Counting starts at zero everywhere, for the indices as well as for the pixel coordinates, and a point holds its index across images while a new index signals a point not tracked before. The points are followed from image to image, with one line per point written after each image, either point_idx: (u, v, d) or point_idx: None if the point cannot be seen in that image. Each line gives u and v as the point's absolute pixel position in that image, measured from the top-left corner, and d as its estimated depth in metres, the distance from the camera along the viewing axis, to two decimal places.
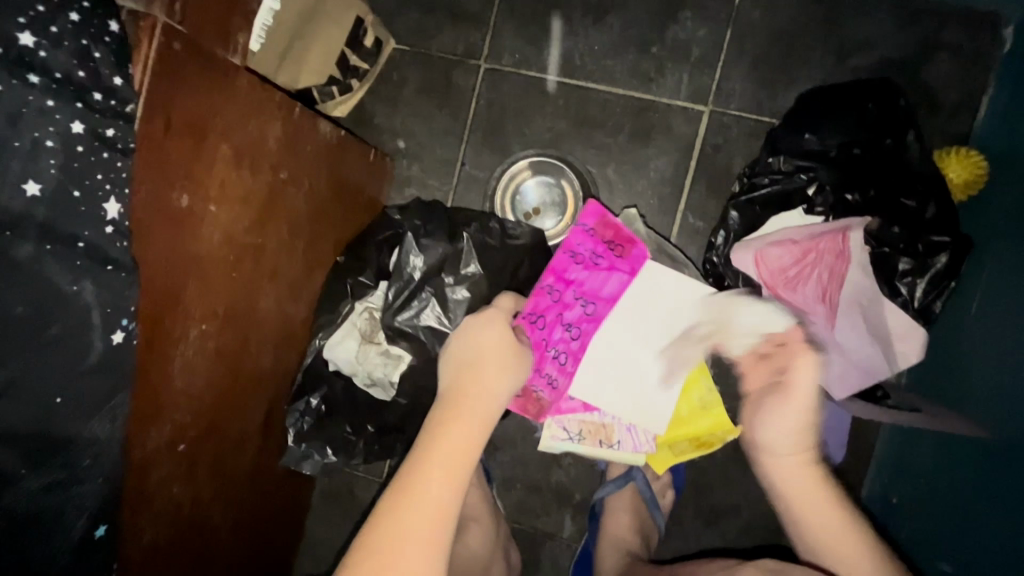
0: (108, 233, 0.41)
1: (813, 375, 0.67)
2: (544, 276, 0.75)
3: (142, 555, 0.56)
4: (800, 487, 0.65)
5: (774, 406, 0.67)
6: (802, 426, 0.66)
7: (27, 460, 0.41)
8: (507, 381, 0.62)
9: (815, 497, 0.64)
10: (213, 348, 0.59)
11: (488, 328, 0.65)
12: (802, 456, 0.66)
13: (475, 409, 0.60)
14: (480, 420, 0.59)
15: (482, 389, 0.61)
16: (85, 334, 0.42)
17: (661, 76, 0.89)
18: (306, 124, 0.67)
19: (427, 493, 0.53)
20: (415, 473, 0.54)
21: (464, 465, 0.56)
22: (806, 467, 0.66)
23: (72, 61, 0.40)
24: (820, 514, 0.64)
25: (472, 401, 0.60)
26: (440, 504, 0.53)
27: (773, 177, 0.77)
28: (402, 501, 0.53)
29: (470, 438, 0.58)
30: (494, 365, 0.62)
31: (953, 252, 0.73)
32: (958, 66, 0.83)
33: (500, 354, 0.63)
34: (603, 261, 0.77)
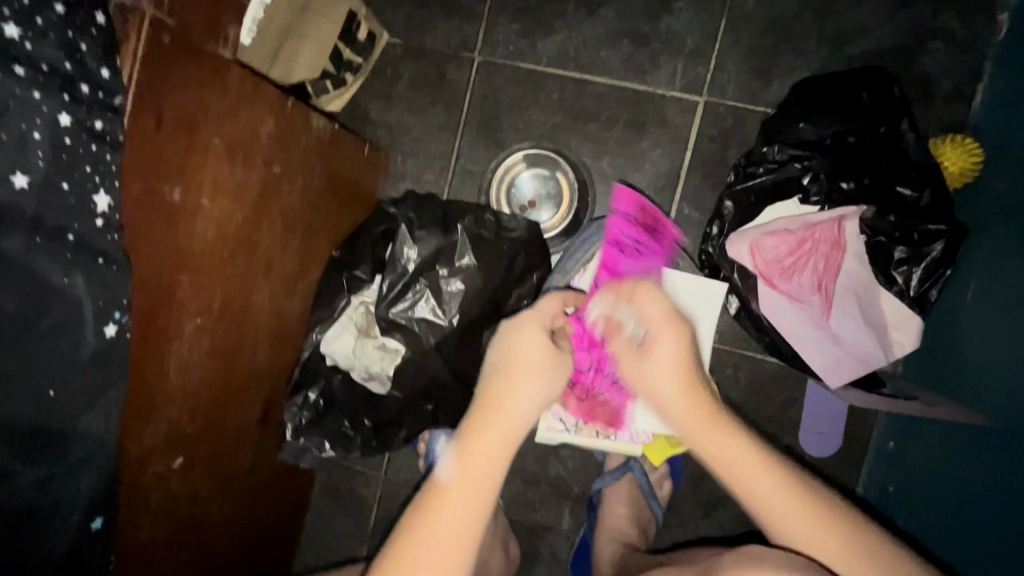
0: (98, 226, 0.42)
1: (655, 299, 0.64)
2: (595, 273, 0.78)
3: (140, 549, 0.57)
4: (701, 441, 0.61)
5: (634, 364, 0.63)
6: (672, 355, 0.62)
7: (19, 455, 0.41)
8: (540, 392, 0.58)
9: (724, 446, 0.60)
10: (209, 343, 0.59)
11: (520, 337, 0.60)
12: (688, 411, 0.62)
13: (507, 421, 0.57)
14: (510, 434, 0.57)
15: (514, 400, 0.57)
16: (78, 327, 0.42)
17: (655, 67, 0.89)
18: (299, 118, 0.67)
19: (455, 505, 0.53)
20: (444, 483, 0.54)
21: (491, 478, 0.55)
22: (703, 421, 0.61)
23: (58, 52, 0.40)
24: (735, 473, 0.59)
25: (504, 416, 0.57)
26: (462, 522, 0.53)
27: (767, 167, 0.77)
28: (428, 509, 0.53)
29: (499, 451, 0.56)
30: (524, 380, 0.58)
31: (948, 240, 0.73)
32: (953, 54, 0.83)
33: (536, 363, 0.58)
34: (647, 250, 0.82)
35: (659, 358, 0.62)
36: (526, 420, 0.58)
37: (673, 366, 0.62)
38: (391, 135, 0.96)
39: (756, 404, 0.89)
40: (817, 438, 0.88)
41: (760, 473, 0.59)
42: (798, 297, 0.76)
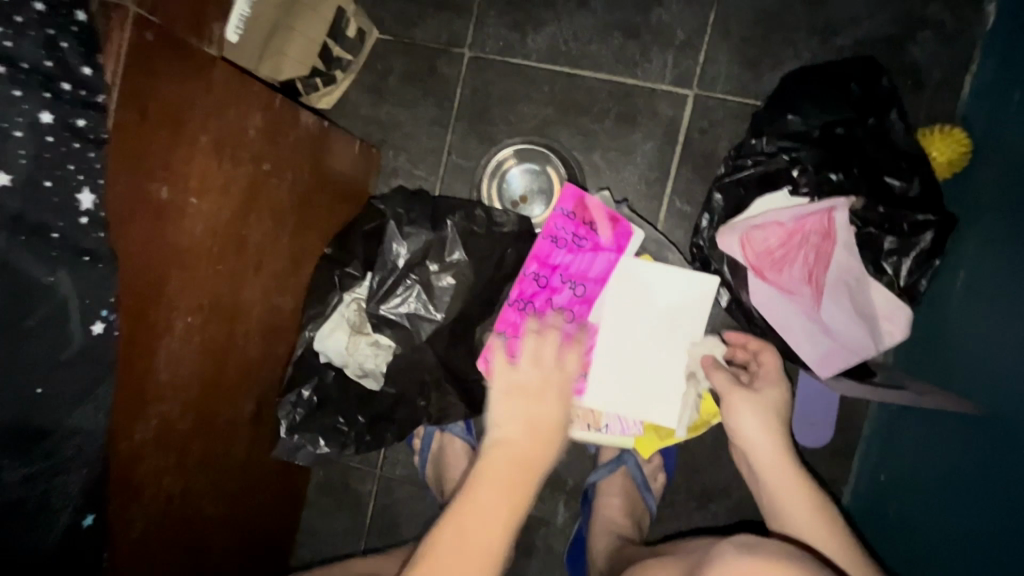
0: (83, 224, 0.42)
1: (774, 361, 0.77)
2: (526, 264, 0.78)
3: (134, 546, 0.57)
4: (778, 478, 0.69)
5: (741, 393, 0.74)
6: (773, 406, 0.74)
7: (6, 451, 0.41)
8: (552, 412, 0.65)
9: (795, 493, 0.68)
10: (199, 340, 0.59)
11: (545, 361, 0.70)
12: (775, 448, 0.71)
13: (525, 444, 0.62)
14: (527, 457, 0.61)
15: (529, 424, 0.63)
16: (63, 323, 0.42)
17: (646, 60, 0.89)
18: (287, 115, 0.67)
19: (478, 527, 0.54)
20: (465, 513, 0.55)
21: (513, 504, 0.57)
22: (781, 461, 0.71)
23: (39, 51, 0.40)
24: (800, 513, 0.67)
25: (518, 440, 0.62)
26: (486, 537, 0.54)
27: (756, 159, 0.77)
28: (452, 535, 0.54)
29: (519, 474, 0.59)
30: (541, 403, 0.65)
31: (937, 230, 0.74)
32: (942, 43, 0.83)
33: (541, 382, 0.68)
34: (587, 242, 0.79)
35: (769, 398, 0.74)
36: (544, 444, 0.63)
37: (777, 410, 0.74)
38: (383, 131, 0.96)
39: None
40: (809, 428, 0.88)
41: (812, 514, 0.66)
42: (789, 289, 0.76)
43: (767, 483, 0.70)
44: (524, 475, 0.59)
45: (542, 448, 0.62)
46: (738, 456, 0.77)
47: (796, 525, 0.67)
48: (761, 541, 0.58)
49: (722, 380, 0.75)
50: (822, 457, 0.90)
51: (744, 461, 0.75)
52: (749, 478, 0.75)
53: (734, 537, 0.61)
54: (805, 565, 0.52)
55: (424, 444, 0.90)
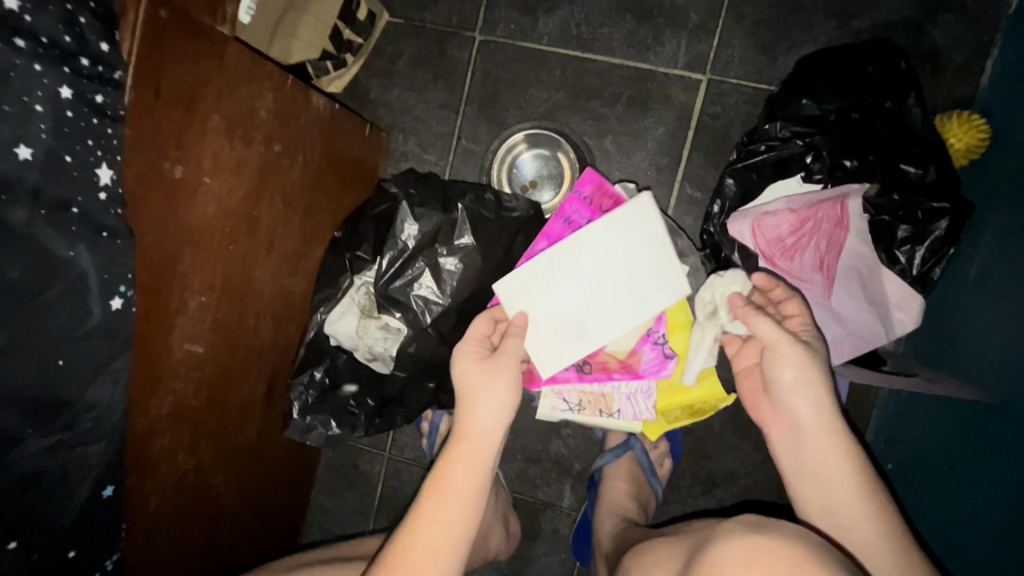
0: (102, 199, 0.43)
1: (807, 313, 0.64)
2: (535, 241, 0.76)
3: (150, 520, 0.59)
4: (822, 453, 0.60)
5: (790, 348, 0.59)
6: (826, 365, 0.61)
7: (31, 421, 0.42)
8: (495, 412, 0.62)
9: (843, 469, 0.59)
10: (213, 319, 0.60)
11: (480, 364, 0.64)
12: (830, 417, 0.60)
13: (470, 439, 0.61)
14: (474, 458, 0.60)
15: (476, 426, 0.61)
16: (84, 299, 0.43)
17: (658, 44, 0.88)
18: (298, 96, 0.67)
19: (442, 518, 0.56)
20: (429, 502, 0.57)
21: (465, 502, 0.58)
22: (831, 430, 0.60)
23: (58, 26, 0.40)
24: (840, 503, 0.59)
25: (468, 441, 0.61)
26: (450, 522, 0.56)
27: (769, 144, 0.76)
28: (410, 530, 0.56)
29: (470, 478, 0.59)
30: (487, 396, 0.62)
31: (953, 217, 0.73)
32: (963, 27, 0.82)
33: (487, 383, 0.63)
34: None
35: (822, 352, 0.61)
36: (491, 443, 0.61)
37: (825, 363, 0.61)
38: (393, 115, 0.96)
39: None
40: None
41: (853, 498, 0.59)
42: (800, 276, 0.76)
43: (808, 455, 0.61)
44: (473, 476, 0.59)
45: (491, 448, 0.61)
46: (773, 415, 0.64)
47: (838, 515, 0.59)
48: (771, 522, 0.57)
49: (766, 327, 0.60)
50: None
51: (783, 422, 0.63)
52: (782, 441, 0.63)
53: (741, 516, 0.60)
54: (806, 544, 0.52)
55: (433, 427, 0.91)
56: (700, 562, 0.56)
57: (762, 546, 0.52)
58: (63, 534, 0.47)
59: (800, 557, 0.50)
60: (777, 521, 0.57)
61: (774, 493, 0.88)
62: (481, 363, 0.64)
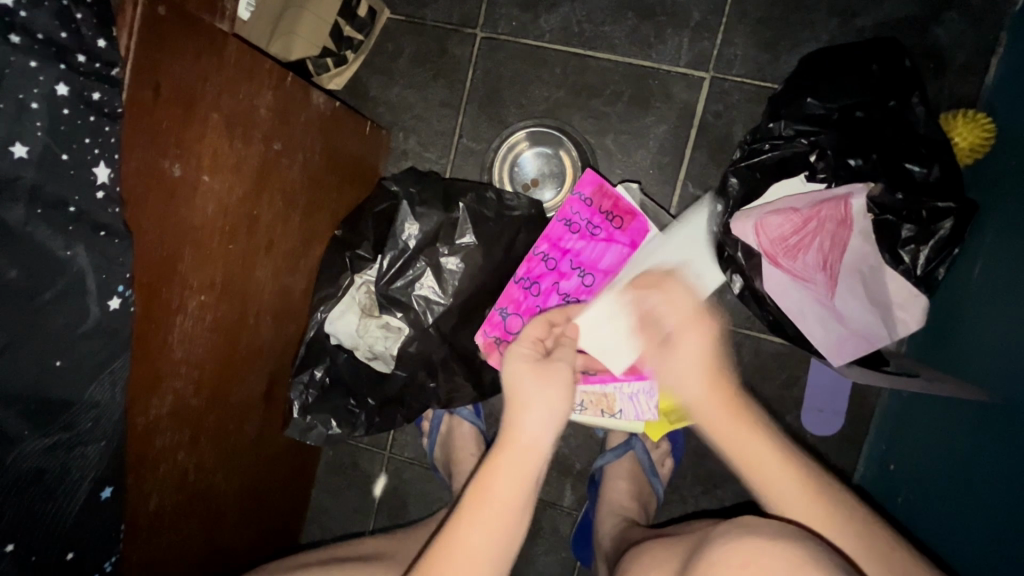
0: (99, 199, 0.42)
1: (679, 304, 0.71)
2: (536, 243, 0.76)
3: (148, 521, 0.58)
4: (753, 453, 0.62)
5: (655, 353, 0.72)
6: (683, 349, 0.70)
7: (28, 421, 0.42)
8: (546, 422, 0.61)
9: (745, 440, 0.63)
10: (212, 318, 0.60)
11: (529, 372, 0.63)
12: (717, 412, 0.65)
13: (515, 449, 0.60)
14: (522, 469, 0.59)
15: (523, 434, 0.60)
16: (81, 299, 0.43)
17: (660, 41, 0.87)
18: (298, 93, 0.66)
19: (482, 531, 0.55)
20: (470, 511, 0.56)
21: (510, 513, 0.57)
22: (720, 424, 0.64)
23: (54, 22, 0.40)
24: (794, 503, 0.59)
25: (515, 450, 0.60)
26: (491, 535, 0.55)
27: (773, 143, 0.75)
28: (450, 541, 0.55)
29: (518, 487, 0.58)
30: (538, 405, 0.61)
31: (958, 217, 0.72)
32: (968, 25, 0.81)
33: (539, 390, 0.62)
34: (602, 231, 0.76)
35: (690, 341, 0.69)
36: (538, 455, 0.60)
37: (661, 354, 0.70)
38: (393, 113, 0.96)
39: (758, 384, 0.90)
40: (817, 417, 0.89)
41: (803, 495, 0.59)
42: (802, 276, 0.75)
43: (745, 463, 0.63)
44: (519, 487, 0.58)
45: (538, 459, 0.60)
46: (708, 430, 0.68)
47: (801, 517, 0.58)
48: (767, 522, 0.56)
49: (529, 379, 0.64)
50: (831, 445, 0.90)
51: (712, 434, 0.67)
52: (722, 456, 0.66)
53: (739, 517, 0.60)
54: (806, 547, 0.51)
55: (433, 427, 0.91)
56: (698, 563, 0.56)
57: (760, 549, 0.52)
58: (62, 535, 0.47)
59: (796, 560, 0.50)
60: (775, 521, 0.57)
61: None
62: (530, 367, 0.64)
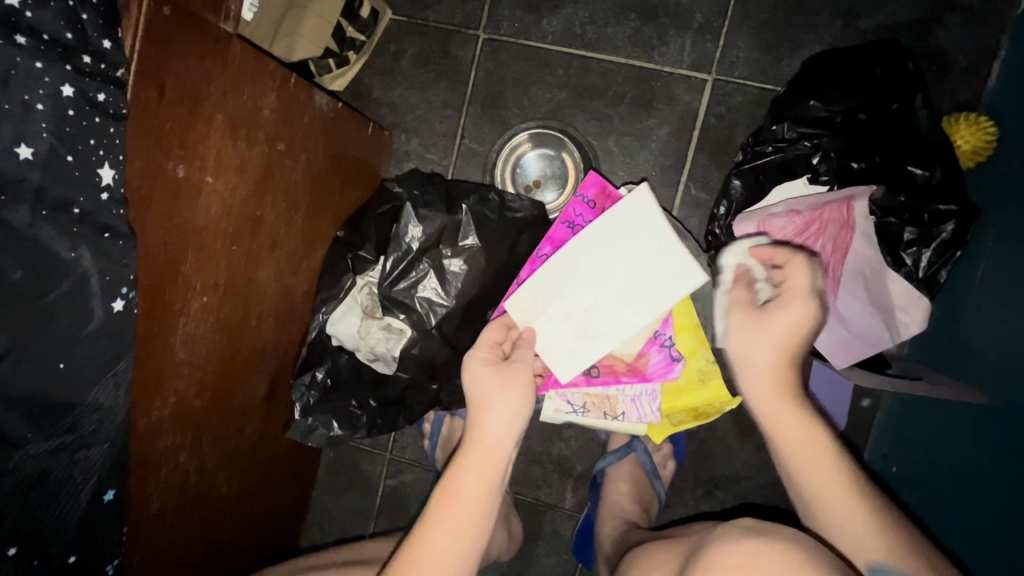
0: (104, 199, 0.42)
1: (800, 274, 0.61)
2: (539, 246, 0.76)
3: (150, 523, 0.58)
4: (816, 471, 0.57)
5: (743, 324, 0.63)
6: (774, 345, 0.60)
7: (32, 424, 0.42)
8: (504, 423, 0.61)
9: (819, 456, 0.58)
10: (215, 320, 0.59)
11: (484, 374, 0.63)
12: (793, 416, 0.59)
13: (477, 451, 0.60)
14: (485, 469, 0.59)
15: (484, 433, 0.60)
16: (85, 300, 0.42)
17: (663, 43, 0.87)
18: (301, 94, 0.66)
19: (446, 535, 0.55)
20: (433, 515, 0.56)
21: (474, 515, 0.57)
22: (790, 427, 0.59)
23: (60, 22, 0.40)
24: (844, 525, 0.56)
25: (478, 452, 0.60)
26: (455, 537, 0.55)
27: (776, 145, 0.76)
28: (416, 546, 0.55)
29: (481, 487, 0.58)
30: (497, 405, 0.61)
31: (959, 220, 0.73)
32: (971, 28, 0.81)
33: (497, 389, 0.62)
34: None
35: (787, 316, 0.60)
36: (500, 454, 0.60)
37: (763, 338, 0.61)
38: (395, 114, 0.95)
39: None
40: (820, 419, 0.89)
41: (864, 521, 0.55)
42: None
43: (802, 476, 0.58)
44: (483, 489, 0.58)
45: (500, 459, 0.60)
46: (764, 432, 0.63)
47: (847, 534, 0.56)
48: (768, 526, 0.56)
49: (481, 379, 0.63)
50: None
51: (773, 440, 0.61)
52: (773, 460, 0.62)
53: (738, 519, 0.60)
54: (802, 548, 0.51)
55: (434, 429, 0.91)
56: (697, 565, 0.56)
57: (760, 552, 0.52)
58: (64, 539, 0.46)
59: (792, 561, 0.50)
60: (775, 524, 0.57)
61: (776, 496, 0.88)
62: (488, 368, 0.64)
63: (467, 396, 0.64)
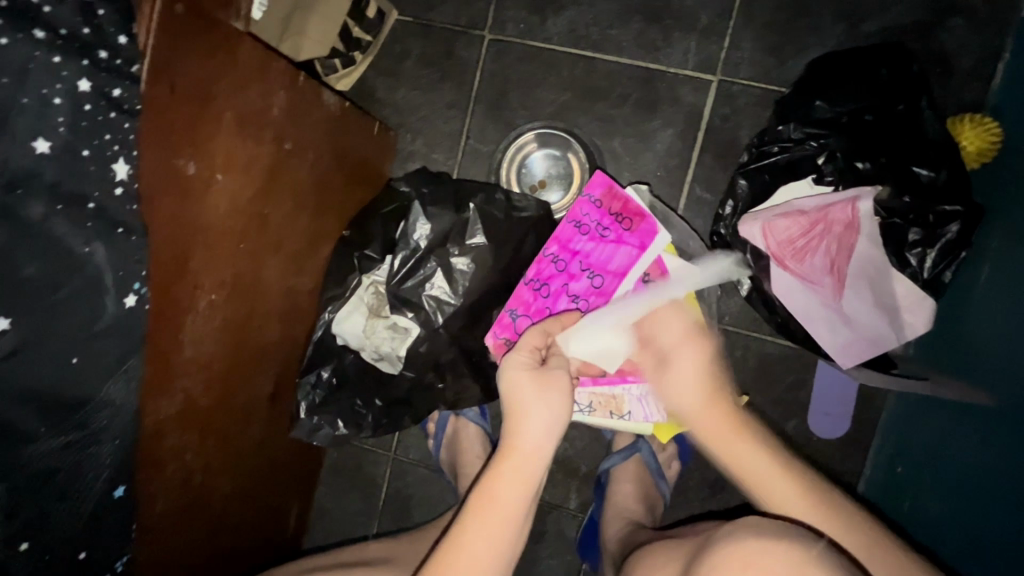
0: (117, 195, 0.42)
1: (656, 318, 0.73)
2: (546, 245, 0.76)
3: (157, 522, 0.58)
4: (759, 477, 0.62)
5: (658, 378, 0.73)
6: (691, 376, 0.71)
7: (44, 420, 0.42)
8: (544, 430, 0.61)
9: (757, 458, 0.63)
10: (222, 318, 0.59)
11: (526, 379, 0.63)
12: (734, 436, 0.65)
13: (516, 458, 0.60)
14: (522, 477, 0.59)
15: (523, 441, 0.60)
16: (98, 296, 0.42)
17: (668, 45, 0.88)
18: (309, 93, 0.66)
19: (481, 539, 0.55)
20: (469, 520, 0.57)
21: (510, 520, 0.57)
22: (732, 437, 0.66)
23: (77, 18, 0.40)
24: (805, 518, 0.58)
25: (516, 459, 0.59)
26: (490, 541, 0.56)
27: (782, 145, 0.76)
28: (450, 548, 0.55)
29: (517, 494, 0.58)
30: (537, 413, 0.61)
31: (964, 221, 0.73)
32: (974, 30, 0.81)
33: (537, 395, 0.62)
34: (611, 233, 0.76)
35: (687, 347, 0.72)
36: (538, 463, 0.60)
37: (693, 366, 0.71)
38: (399, 115, 0.96)
39: (764, 387, 0.90)
40: (825, 420, 0.89)
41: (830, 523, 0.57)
42: (810, 278, 0.75)
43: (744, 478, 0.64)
44: (521, 495, 0.58)
45: (538, 468, 0.60)
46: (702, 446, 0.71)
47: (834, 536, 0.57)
48: (768, 524, 0.56)
49: (522, 385, 0.62)
50: (837, 449, 0.90)
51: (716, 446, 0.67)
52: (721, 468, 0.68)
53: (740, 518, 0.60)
54: (805, 545, 0.51)
55: (438, 429, 0.91)
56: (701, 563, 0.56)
57: (762, 549, 0.52)
58: (75, 535, 0.46)
59: (795, 559, 0.50)
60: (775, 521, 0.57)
61: None
62: (528, 373, 0.63)
63: (505, 401, 0.63)
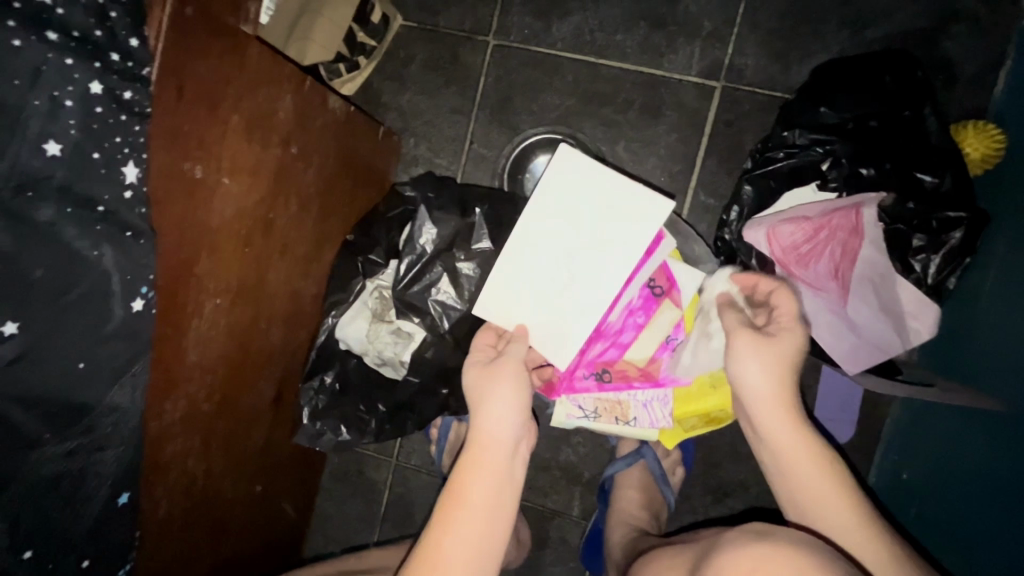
0: (127, 198, 0.42)
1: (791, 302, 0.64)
2: None
3: (158, 528, 0.57)
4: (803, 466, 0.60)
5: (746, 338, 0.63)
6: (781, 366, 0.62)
7: (49, 425, 0.41)
8: (505, 420, 0.61)
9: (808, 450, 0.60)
10: (226, 322, 0.59)
11: (479, 373, 0.63)
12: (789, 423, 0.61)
13: (479, 450, 0.59)
14: (489, 468, 0.59)
15: (486, 432, 0.60)
16: (105, 301, 0.42)
17: (672, 51, 0.88)
18: (315, 98, 0.66)
19: (460, 537, 0.55)
20: (443, 518, 0.56)
21: (485, 515, 0.57)
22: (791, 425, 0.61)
23: (90, 20, 0.40)
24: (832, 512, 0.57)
25: (480, 451, 0.59)
26: (469, 539, 0.55)
27: (788, 151, 0.76)
28: (431, 548, 0.54)
29: (487, 487, 0.58)
30: (495, 403, 0.61)
31: (969, 226, 0.73)
32: (978, 38, 0.82)
33: (491, 386, 0.62)
34: None
35: (789, 345, 0.62)
36: (503, 453, 0.60)
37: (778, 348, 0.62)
38: (403, 119, 0.96)
39: None
40: (830, 426, 0.88)
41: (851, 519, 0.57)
42: (815, 284, 0.75)
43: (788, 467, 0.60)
44: (490, 488, 0.58)
45: (504, 458, 0.60)
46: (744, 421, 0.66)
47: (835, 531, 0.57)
48: (775, 530, 0.55)
49: (476, 380, 0.63)
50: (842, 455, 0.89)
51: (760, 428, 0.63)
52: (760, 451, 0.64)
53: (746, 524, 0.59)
54: (812, 553, 0.51)
55: (441, 434, 0.90)
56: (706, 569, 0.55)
57: (769, 555, 0.51)
58: (78, 543, 0.46)
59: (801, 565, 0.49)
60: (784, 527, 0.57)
61: None
62: (481, 367, 0.64)
63: (466, 397, 0.64)
